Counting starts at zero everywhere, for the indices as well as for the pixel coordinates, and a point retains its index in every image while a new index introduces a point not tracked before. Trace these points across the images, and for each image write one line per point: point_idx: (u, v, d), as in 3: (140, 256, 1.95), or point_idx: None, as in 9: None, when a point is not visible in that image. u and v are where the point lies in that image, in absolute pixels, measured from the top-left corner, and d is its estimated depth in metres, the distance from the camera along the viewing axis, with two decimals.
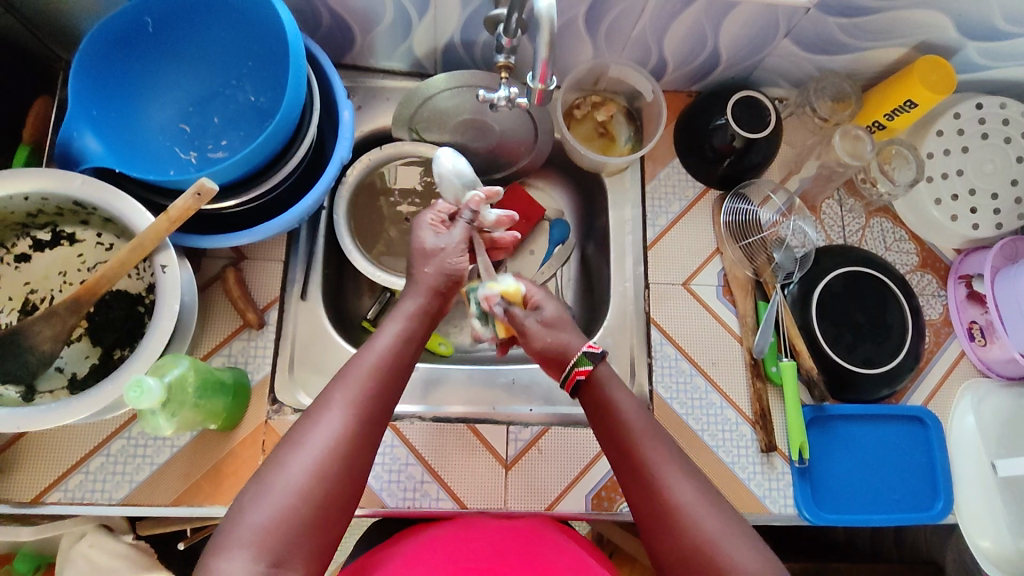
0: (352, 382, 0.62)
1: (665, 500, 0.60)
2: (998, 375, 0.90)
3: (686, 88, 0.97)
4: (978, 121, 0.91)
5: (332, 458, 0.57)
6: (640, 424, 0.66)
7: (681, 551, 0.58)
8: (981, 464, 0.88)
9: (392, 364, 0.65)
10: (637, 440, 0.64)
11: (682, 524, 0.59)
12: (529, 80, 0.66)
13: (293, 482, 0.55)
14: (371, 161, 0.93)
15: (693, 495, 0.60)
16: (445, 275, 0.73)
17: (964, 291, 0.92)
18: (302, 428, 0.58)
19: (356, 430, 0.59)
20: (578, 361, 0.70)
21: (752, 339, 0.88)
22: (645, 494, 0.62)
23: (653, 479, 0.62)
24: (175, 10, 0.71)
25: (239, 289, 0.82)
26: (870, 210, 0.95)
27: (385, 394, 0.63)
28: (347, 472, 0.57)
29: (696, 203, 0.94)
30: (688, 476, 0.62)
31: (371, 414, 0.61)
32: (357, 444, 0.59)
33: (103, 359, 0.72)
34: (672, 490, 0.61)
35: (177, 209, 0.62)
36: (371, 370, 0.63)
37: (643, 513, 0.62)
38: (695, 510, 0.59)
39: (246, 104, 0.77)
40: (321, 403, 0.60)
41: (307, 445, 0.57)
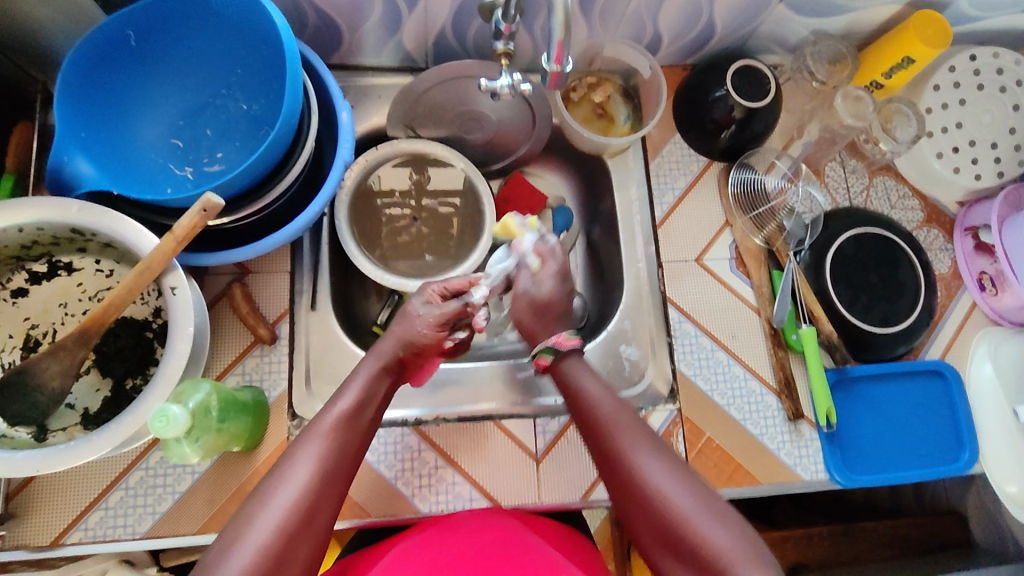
0: (317, 436, 0.61)
1: (634, 476, 0.62)
2: (1011, 323, 0.91)
3: (681, 62, 0.96)
4: (973, 72, 0.91)
5: (295, 516, 0.56)
6: (605, 404, 0.67)
7: (658, 522, 0.59)
8: (1002, 411, 0.88)
9: (359, 418, 0.64)
10: (605, 421, 0.66)
11: (656, 498, 0.60)
12: (545, 63, 0.64)
13: (254, 539, 0.53)
14: (367, 162, 0.90)
15: (661, 469, 0.61)
16: (408, 343, 0.71)
17: (971, 243, 0.93)
18: (268, 484, 0.58)
19: (320, 486, 0.58)
20: (541, 351, 0.74)
21: (770, 310, 0.87)
22: (618, 473, 0.63)
23: (620, 455, 0.63)
24: (158, 20, 0.68)
25: (247, 304, 0.79)
26: (873, 169, 0.95)
27: (349, 447, 0.62)
28: (310, 528, 0.56)
29: (702, 176, 0.93)
30: (654, 450, 0.63)
31: (336, 469, 0.60)
32: (320, 499, 0.58)
33: (115, 390, 0.69)
34: (641, 467, 0.62)
35: (183, 227, 0.60)
36: (333, 427, 0.62)
37: (621, 495, 0.63)
38: (665, 485, 0.60)
39: (239, 113, 0.74)
40: (284, 460, 0.59)
41: (269, 503, 0.56)
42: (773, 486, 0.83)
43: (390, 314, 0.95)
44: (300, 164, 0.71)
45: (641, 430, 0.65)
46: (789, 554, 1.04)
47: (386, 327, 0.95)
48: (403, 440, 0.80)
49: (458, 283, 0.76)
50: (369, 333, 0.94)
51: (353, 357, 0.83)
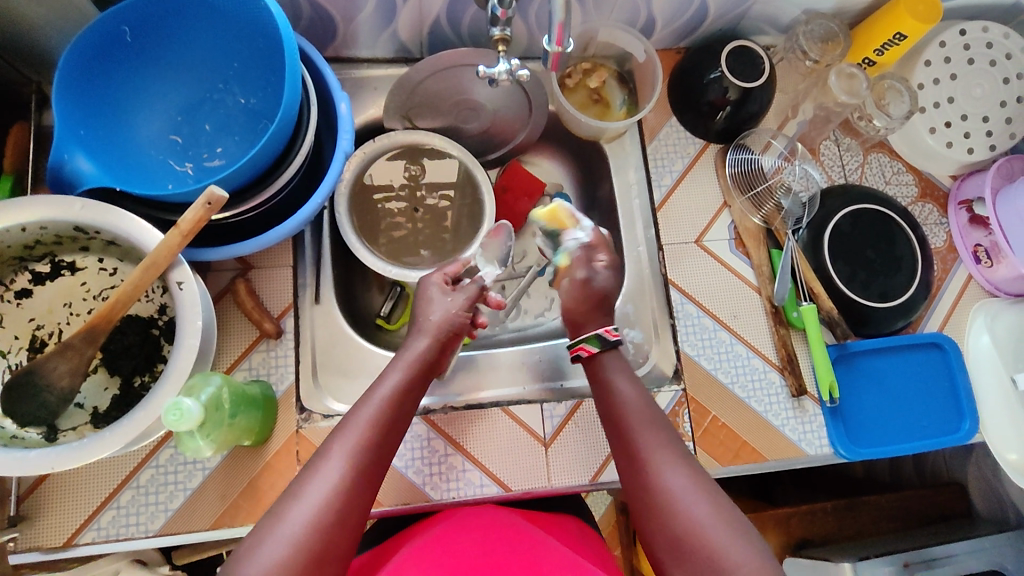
0: (351, 432, 0.62)
1: (654, 484, 0.62)
2: (1006, 293, 0.92)
3: (674, 45, 0.96)
4: (963, 47, 0.92)
5: (330, 510, 0.57)
6: (638, 413, 0.68)
7: (672, 531, 0.59)
8: (1001, 381, 0.89)
9: (393, 414, 0.65)
10: (634, 428, 0.67)
11: (673, 507, 0.60)
12: (546, 44, 0.65)
13: (290, 532, 0.54)
14: (365, 154, 0.91)
15: (682, 480, 0.61)
16: (448, 326, 0.74)
17: (966, 216, 0.94)
18: (302, 479, 0.58)
19: (354, 482, 0.59)
20: (589, 339, 0.74)
21: (770, 288, 0.88)
22: (637, 480, 0.64)
23: (645, 463, 0.64)
24: (152, 15, 0.68)
25: (252, 300, 0.79)
26: (867, 146, 0.96)
27: (384, 447, 0.63)
28: (345, 523, 0.57)
29: (699, 158, 0.94)
30: (678, 460, 0.63)
31: (369, 465, 0.61)
32: (354, 494, 0.59)
33: (123, 388, 0.69)
34: (663, 475, 0.62)
35: (189, 221, 0.60)
36: (370, 424, 0.63)
37: (636, 501, 0.63)
38: (684, 494, 0.60)
39: (237, 107, 0.74)
40: (320, 455, 0.60)
41: (305, 496, 0.57)
42: (778, 462, 0.84)
43: (393, 306, 0.95)
44: (301, 156, 0.71)
45: (669, 442, 0.65)
46: (795, 530, 1.05)
47: (389, 319, 0.95)
48: (412, 429, 0.81)
49: (456, 266, 0.81)
50: (373, 326, 0.95)
51: (360, 349, 0.84)
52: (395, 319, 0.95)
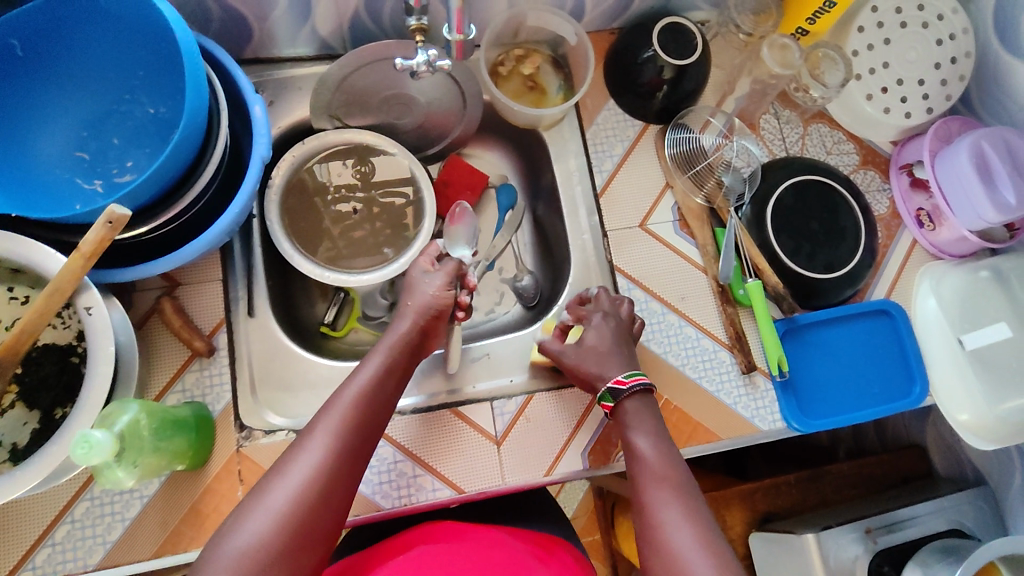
0: (334, 413, 0.65)
1: (665, 545, 0.61)
2: (951, 256, 0.92)
3: (607, 27, 0.94)
4: (895, 11, 0.91)
5: (313, 486, 0.60)
6: (654, 460, 0.68)
7: None
8: (949, 343, 0.89)
9: (374, 396, 0.68)
10: (646, 481, 0.67)
11: (681, 572, 0.59)
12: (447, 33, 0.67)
13: (273, 507, 0.58)
14: (296, 157, 0.88)
15: (691, 542, 0.61)
16: (426, 310, 0.76)
17: (907, 180, 0.94)
18: (287, 458, 0.62)
19: (337, 458, 0.62)
20: (602, 397, 0.75)
21: (715, 267, 0.87)
22: (647, 535, 0.63)
23: (655, 519, 0.63)
24: (42, 26, 0.63)
25: (180, 318, 0.76)
26: (806, 118, 0.96)
27: (366, 427, 0.66)
28: (325, 502, 0.60)
29: (639, 141, 0.92)
30: (689, 521, 0.62)
31: (350, 445, 0.64)
32: (335, 470, 0.62)
33: (43, 422, 0.65)
34: (674, 535, 0.61)
35: (90, 243, 0.56)
36: (351, 405, 0.66)
37: (644, 558, 0.63)
38: (693, 559, 0.59)
39: (147, 118, 0.70)
40: (305, 436, 0.64)
41: (289, 473, 0.60)
42: (733, 440, 0.83)
43: (337, 313, 0.93)
44: (214, 163, 0.68)
45: (683, 500, 0.64)
46: (760, 505, 1.05)
47: (335, 326, 0.93)
48: None
49: (437, 247, 0.84)
50: (317, 334, 0.93)
51: (300, 361, 0.83)
52: (341, 326, 0.94)
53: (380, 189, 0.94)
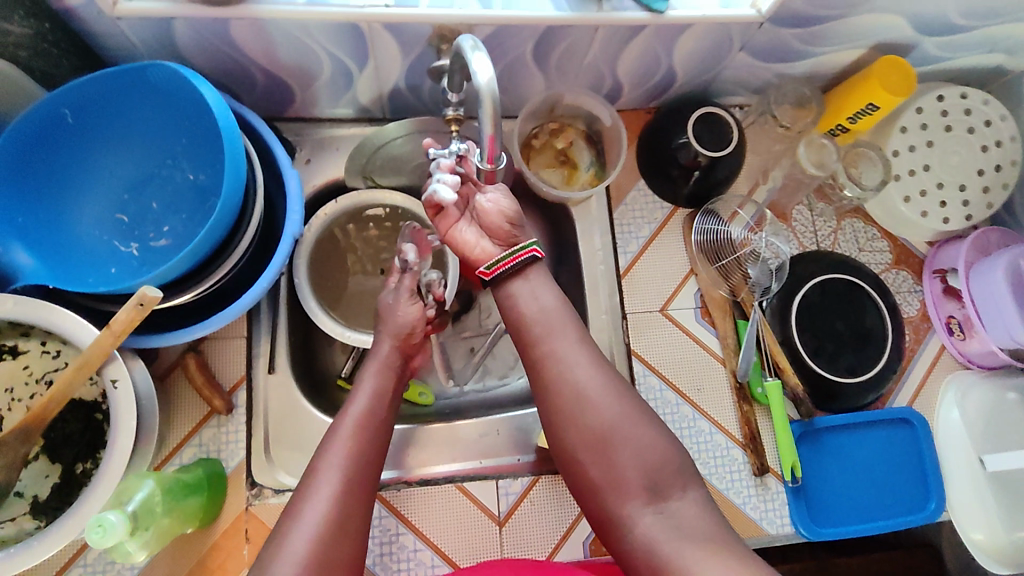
0: (338, 444, 0.67)
1: (571, 385, 0.66)
2: (979, 366, 0.91)
3: (644, 105, 0.94)
4: (941, 113, 0.89)
5: (331, 525, 0.61)
6: (551, 307, 0.69)
7: (592, 434, 0.64)
8: (970, 461, 0.88)
9: (370, 421, 0.70)
10: (542, 325, 0.68)
11: (591, 409, 0.65)
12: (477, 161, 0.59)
13: (295, 549, 0.59)
14: (327, 216, 0.88)
15: (596, 381, 0.66)
16: (400, 331, 0.77)
17: (940, 286, 0.92)
18: (299, 497, 0.63)
19: (347, 492, 0.64)
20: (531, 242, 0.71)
21: (735, 361, 0.87)
22: (548, 383, 0.67)
23: (556, 361, 0.67)
24: (93, 98, 0.65)
25: (202, 376, 0.78)
26: (841, 212, 0.94)
27: (369, 451, 0.68)
28: (345, 530, 0.62)
29: (666, 224, 0.92)
30: (593, 363, 0.67)
31: (360, 473, 0.66)
32: (351, 501, 0.63)
33: (65, 476, 0.68)
34: (578, 376, 0.66)
35: (121, 322, 0.58)
36: (351, 436, 0.68)
37: (548, 407, 0.67)
38: (600, 396, 0.65)
39: (186, 184, 0.72)
40: (312, 474, 0.65)
41: (305, 514, 0.61)
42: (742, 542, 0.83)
43: (355, 365, 0.91)
44: (249, 235, 0.70)
45: (579, 341, 0.68)
46: None
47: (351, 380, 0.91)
48: None
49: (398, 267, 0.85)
50: (334, 387, 0.91)
51: (315, 423, 0.83)
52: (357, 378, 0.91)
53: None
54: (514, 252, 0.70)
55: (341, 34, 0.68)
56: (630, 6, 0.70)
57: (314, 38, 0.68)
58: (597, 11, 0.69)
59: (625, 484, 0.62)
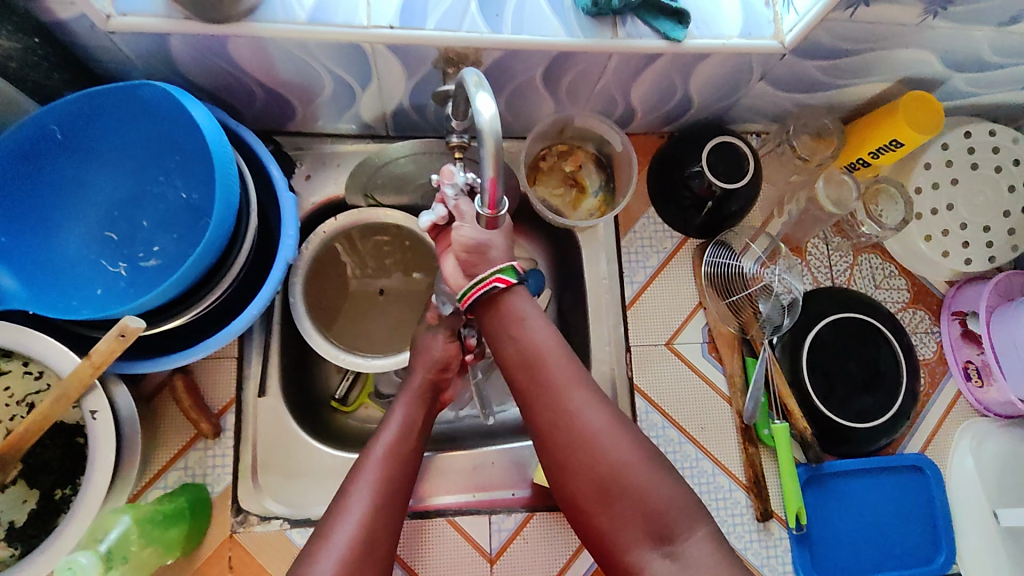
0: (370, 469, 0.66)
1: (576, 427, 0.61)
2: (996, 415, 0.87)
3: (658, 130, 0.91)
4: (967, 151, 0.85)
5: (359, 548, 0.60)
6: (543, 335, 0.64)
7: (600, 480, 0.60)
8: (982, 512, 0.84)
9: (402, 451, 0.69)
10: (542, 360, 0.62)
11: (597, 454, 0.60)
12: (477, 205, 0.57)
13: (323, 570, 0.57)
14: (327, 234, 0.85)
15: (603, 421, 0.61)
16: (433, 367, 0.76)
17: (958, 329, 0.89)
18: (328, 519, 0.62)
19: (377, 517, 0.62)
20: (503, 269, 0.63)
21: (741, 401, 0.83)
22: (552, 423, 0.62)
23: (559, 400, 0.61)
24: (84, 115, 0.62)
25: (190, 398, 0.75)
26: (858, 247, 0.91)
27: (399, 480, 0.66)
28: (370, 556, 0.60)
29: (676, 254, 0.89)
30: (596, 402, 0.62)
31: (389, 500, 0.64)
32: (378, 528, 0.62)
33: (43, 502, 0.65)
34: (584, 415, 0.61)
35: (99, 355, 0.57)
36: (382, 463, 0.66)
37: (552, 448, 0.62)
38: (606, 438, 0.60)
39: (178, 203, 0.70)
40: (342, 497, 0.63)
41: (334, 535, 0.60)
42: None
43: (348, 387, 0.89)
44: (242, 259, 0.66)
45: (581, 376, 0.62)
46: None
47: (344, 402, 0.89)
48: None
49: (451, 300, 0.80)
50: (327, 408, 0.89)
51: (306, 448, 0.80)
52: (351, 401, 0.90)
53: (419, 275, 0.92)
54: (477, 282, 0.63)
55: (344, 54, 0.65)
56: (647, 33, 0.67)
57: (315, 57, 0.66)
58: (612, 37, 0.66)
59: (635, 533, 0.59)
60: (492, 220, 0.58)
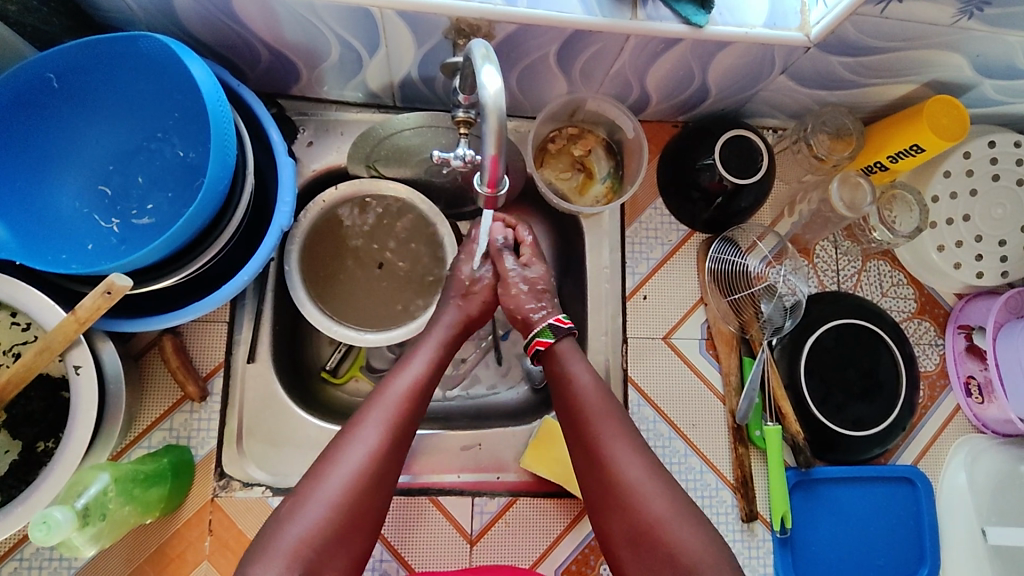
0: (389, 401, 0.64)
1: (616, 480, 0.63)
2: (994, 431, 0.87)
3: (672, 118, 0.88)
4: (990, 161, 0.83)
5: (366, 476, 0.59)
6: (590, 392, 0.68)
7: (634, 528, 0.61)
8: (971, 529, 0.83)
9: (423, 390, 0.68)
10: (591, 422, 0.67)
11: (632, 505, 0.61)
12: (477, 182, 0.55)
13: (327, 495, 0.57)
14: (326, 203, 0.84)
15: (641, 472, 0.63)
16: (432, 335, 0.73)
17: (963, 343, 0.87)
18: (340, 443, 0.61)
19: (387, 448, 0.62)
20: (540, 332, 0.73)
21: (735, 401, 0.82)
22: (597, 473, 0.64)
23: (605, 456, 0.64)
24: (81, 65, 0.61)
25: (178, 359, 0.75)
26: (867, 252, 0.89)
27: (413, 416, 0.65)
28: (377, 483, 0.60)
29: (680, 248, 0.87)
30: (637, 455, 0.64)
31: (400, 434, 0.63)
32: (387, 459, 0.61)
33: (24, 454, 0.65)
34: (624, 469, 0.63)
35: (86, 309, 0.57)
36: (400, 398, 0.65)
37: (599, 496, 0.64)
38: (644, 490, 0.62)
39: (175, 160, 0.69)
40: (352, 428, 0.62)
41: (342, 462, 0.59)
42: None
43: (340, 359, 0.88)
44: (237, 219, 0.65)
45: (627, 434, 0.66)
46: None
47: (336, 373, 0.88)
48: None
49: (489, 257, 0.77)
50: (318, 379, 0.88)
51: (292, 417, 0.80)
52: (342, 372, 0.89)
53: (421, 255, 0.89)
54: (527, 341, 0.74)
55: (353, 18, 0.63)
56: (668, 16, 0.64)
57: (321, 20, 0.63)
58: (631, 18, 0.64)
59: None
60: (491, 200, 0.56)
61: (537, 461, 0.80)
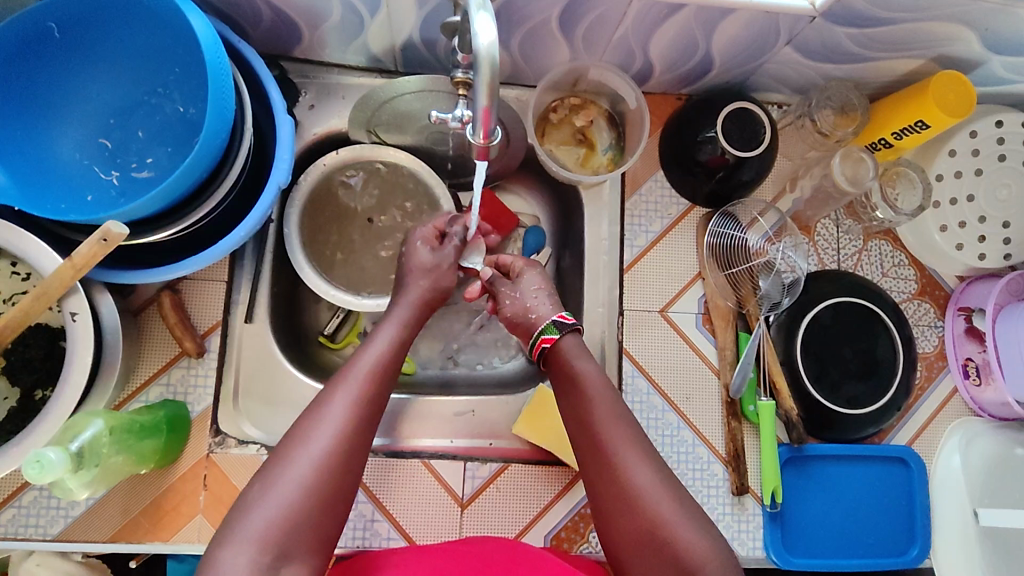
0: (343, 392, 0.62)
1: (624, 482, 0.62)
2: (990, 416, 0.86)
3: (675, 91, 0.87)
4: (996, 141, 0.82)
5: (323, 472, 0.57)
6: (597, 386, 0.68)
7: (642, 530, 0.60)
8: (964, 510, 0.83)
9: (381, 375, 0.65)
10: (600, 423, 0.66)
11: (639, 503, 0.61)
12: (470, 134, 0.55)
13: (284, 494, 0.55)
14: (327, 166, 0.83)
15: (650, 478, 0.62)
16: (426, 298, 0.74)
17: (963, 325, 0.87)
18: (295, 439, 0.58)
19: (345, 440, 0.59)
20: (545, 330, 0.74)
21: (729, 375, 0.82)
22: (605, 474, 0.64)
23: (614, 458, 0.64)
24: (83, 14, 0.62)
25: (176, 315, 0.75)
26: (869, 232, 0.88)
27: (373, 403, 0.63)
28: (337, 478, 0.57)
29: (680, 221, 0.87)
30: (648, 459, 0.63)
31: (360, 425, 0.61)
32: (348, 451, 0.59)
33: (22, 401, 0.66)
34: (634, 472, 0.62)
35: (82, 256, 0.57)
36: (366, 374, 0.64)
37: (603, 499, 0.64)
38: (653, 492, 0.61)
39: (174, 116, 0.68)
40: (319, 408, 0.61)
41: (297, 459, 0.57)
42: None
43: (338, 325, 0.89)
44: (234, 176, 0.65)
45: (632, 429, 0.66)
46: None
47: (334, 338, 0.89)
48: None
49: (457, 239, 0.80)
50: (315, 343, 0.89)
51: (288, 378, 0.81)
52: (340, 339, 0.89)
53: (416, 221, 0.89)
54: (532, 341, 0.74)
55: None
56: None
57: None
58: None
59: None
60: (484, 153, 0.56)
61: (529, 428, 0.81)
